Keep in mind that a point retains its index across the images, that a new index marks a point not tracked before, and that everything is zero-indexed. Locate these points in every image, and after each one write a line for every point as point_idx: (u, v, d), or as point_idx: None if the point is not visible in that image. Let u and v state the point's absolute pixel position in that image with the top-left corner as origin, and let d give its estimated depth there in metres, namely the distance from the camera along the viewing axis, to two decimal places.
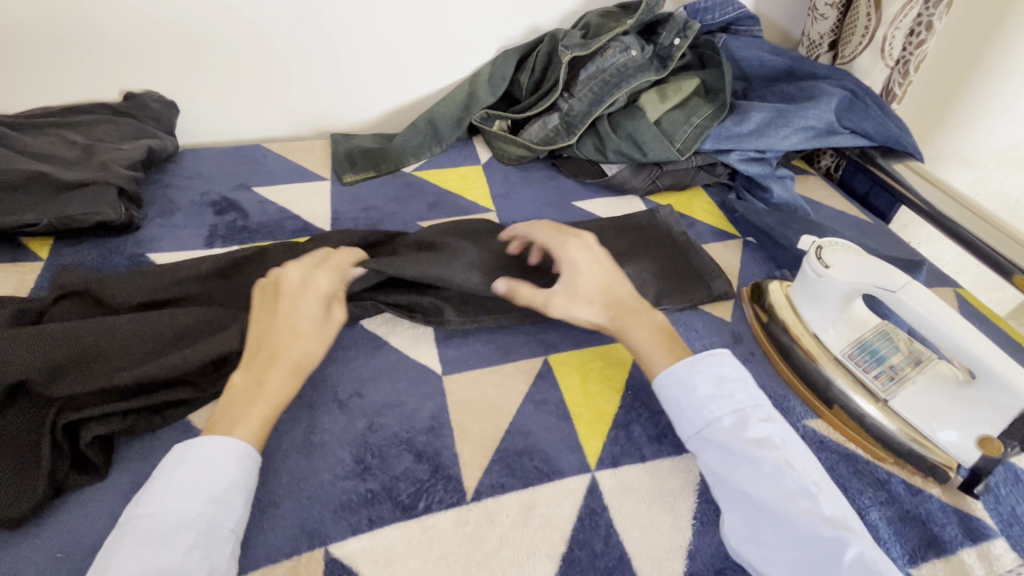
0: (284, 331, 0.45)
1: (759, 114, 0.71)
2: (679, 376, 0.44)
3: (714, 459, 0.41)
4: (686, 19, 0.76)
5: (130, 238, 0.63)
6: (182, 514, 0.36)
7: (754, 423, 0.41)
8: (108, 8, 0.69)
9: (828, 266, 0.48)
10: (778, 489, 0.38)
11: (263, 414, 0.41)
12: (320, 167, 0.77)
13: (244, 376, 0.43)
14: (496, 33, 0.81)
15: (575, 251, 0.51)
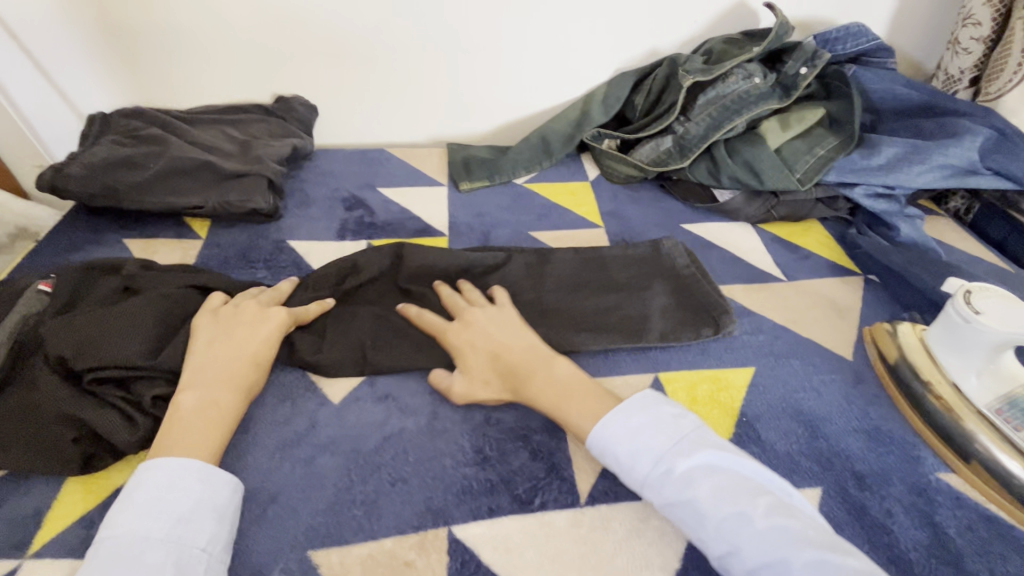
0: (243, 357, 0.47)
1: (891, 148, 0.68)
2: (613, 445, 0.42)
3: (665, 513, 0.40)
4: (816, 48, 0.75)
5: (273, 225, 0.70)
6: (152, 530, 0.36)
7: (672, 460, 0.40)
8: (273, 20, 0.77)
9: (978, 312, 0.45)
10: (722, 526, 0.37)
11: (217, 433, 0.43)
12: (437, 173, 0.82)
13: (194, 399, 0.43)
14: (615, 55, 0.84)
15: (470, 332, 0.51)
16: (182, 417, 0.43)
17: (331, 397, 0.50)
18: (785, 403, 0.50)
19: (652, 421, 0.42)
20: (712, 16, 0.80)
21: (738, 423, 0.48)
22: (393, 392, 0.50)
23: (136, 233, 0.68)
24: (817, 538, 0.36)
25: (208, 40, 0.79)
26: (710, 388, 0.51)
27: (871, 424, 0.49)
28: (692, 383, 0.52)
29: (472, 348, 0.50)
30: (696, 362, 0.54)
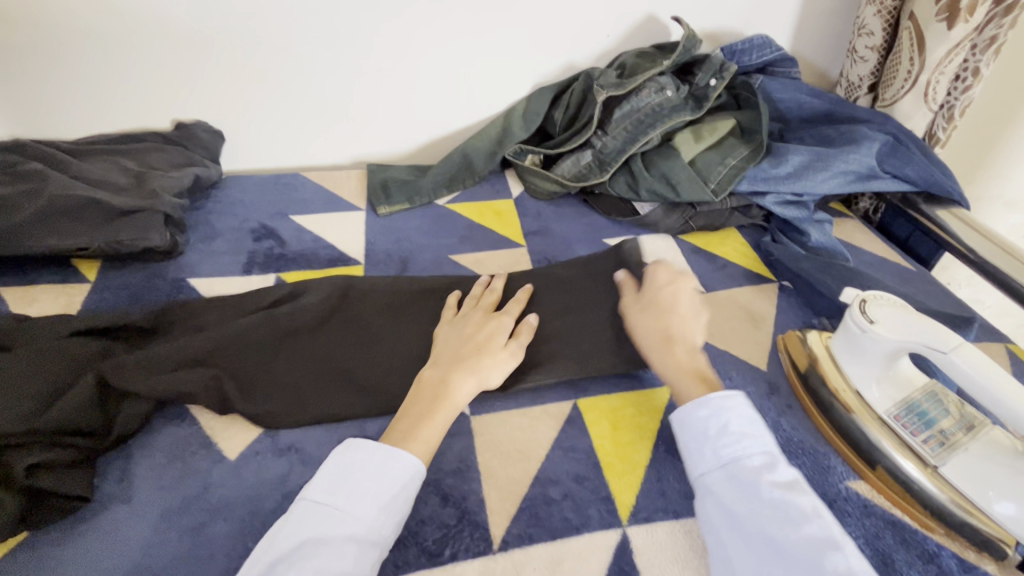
0: (466, 352, 0.49)
1: (797, 156, 0.70)
2: (712, 407, 0.44)
3: (730, 494, 0.40)
4: (723, 60, 0.76)
5: (173, 263, 0.66)
6: (361, 526, 0.38)
7: (779, 465, 0.42)
8: (163, 39, 0.72)
9: (872, 321, 0.46)
10: (800, 535, 0.37)
11: (440, 418, 0.45)
12: (356, 197, 0.79)
13: (436, 374, 0.48)
14: (532, 71, 0.83)
15: (681, 287, 0.54)
16: (435, 395, 0.46)
17: (226, 453, 0.46)
18: None
19: (762, 429, 0.44)
20: (624, 29, 0.81)
21: (655, 446, 0.48)
22: (297, 442, 0.47)
23: (12, 281, 0.62)
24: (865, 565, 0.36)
25: (93, 63, 0.73)
26: (628, 411, 0.51)
27: (784, 436, 0.49)
28: (610, 407, 0.51)
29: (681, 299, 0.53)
30: (615, 385, 0.53)
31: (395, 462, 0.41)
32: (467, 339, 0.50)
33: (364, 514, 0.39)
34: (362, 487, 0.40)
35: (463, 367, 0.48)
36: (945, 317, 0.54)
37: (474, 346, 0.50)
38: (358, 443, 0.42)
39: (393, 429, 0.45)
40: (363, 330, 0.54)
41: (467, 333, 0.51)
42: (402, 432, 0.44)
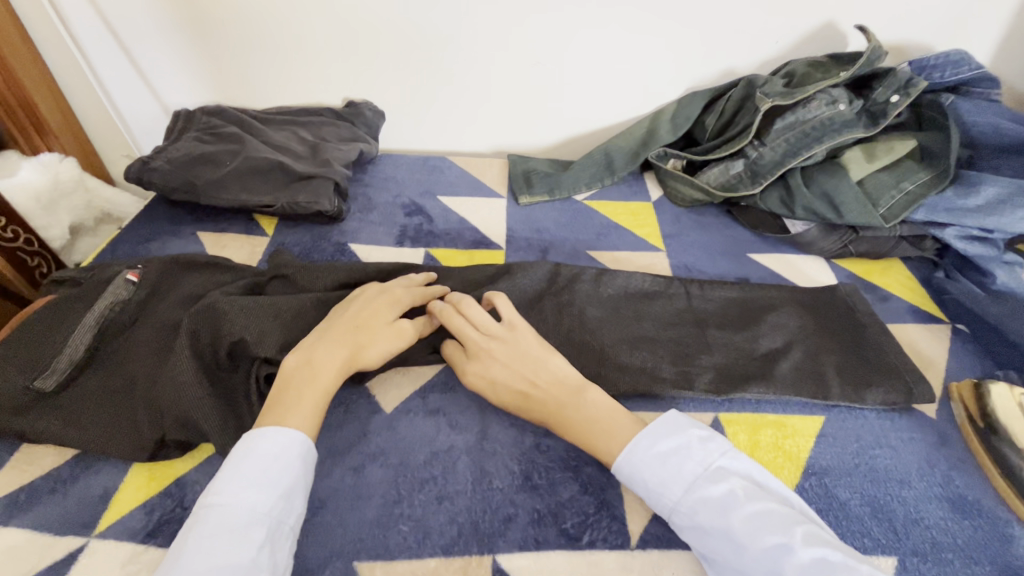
0: (349, 330, 0.47)
1: (993, 188, 0.62)
2: (637, 457, 0.41)
3: (711, 508, 0.37)
4: (910, 76, 0.70)
5: (336, 227, 0.72)
6: (257, 510, 0.36)
7: (726, 478, 0.38)
8: (345, 21, 0.79)
9: None
10: (771, 515, 0.36)
11: (315, 403, 0.43)
12: (497, 184, 0.82)
13: (300, 357, 0.45)
14: (688, 74, 0.81)
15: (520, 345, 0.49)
16: (297, 379, 0.44)
17: (382, 406, 0.50)
18: (857, 459, 0.47)
19: (688, 442, 0.40)
20: (796, 37, 0.76)
21: (805, 476, 0.45)
22: (444, 406, 0.50)
23: (209, 227, 0.71)
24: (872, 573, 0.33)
25: (287, 40, 0.81)
26: (774, 432, 0.48)
27: (956, 492, 0.45)
28: (754, 427, 0.49)
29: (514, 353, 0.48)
30: (761, 406, 0.51)
31: (265, 440, 0.40)
32: (349, 315, 0.49)
33: (259, 502, 0.37)
34: (244, 476, 0.38)
35: (332, 341, 0.46)
36: None
37: (354, 322, 0.48)
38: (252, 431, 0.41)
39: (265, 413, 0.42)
40: None
41: (352, 309, 0.49)
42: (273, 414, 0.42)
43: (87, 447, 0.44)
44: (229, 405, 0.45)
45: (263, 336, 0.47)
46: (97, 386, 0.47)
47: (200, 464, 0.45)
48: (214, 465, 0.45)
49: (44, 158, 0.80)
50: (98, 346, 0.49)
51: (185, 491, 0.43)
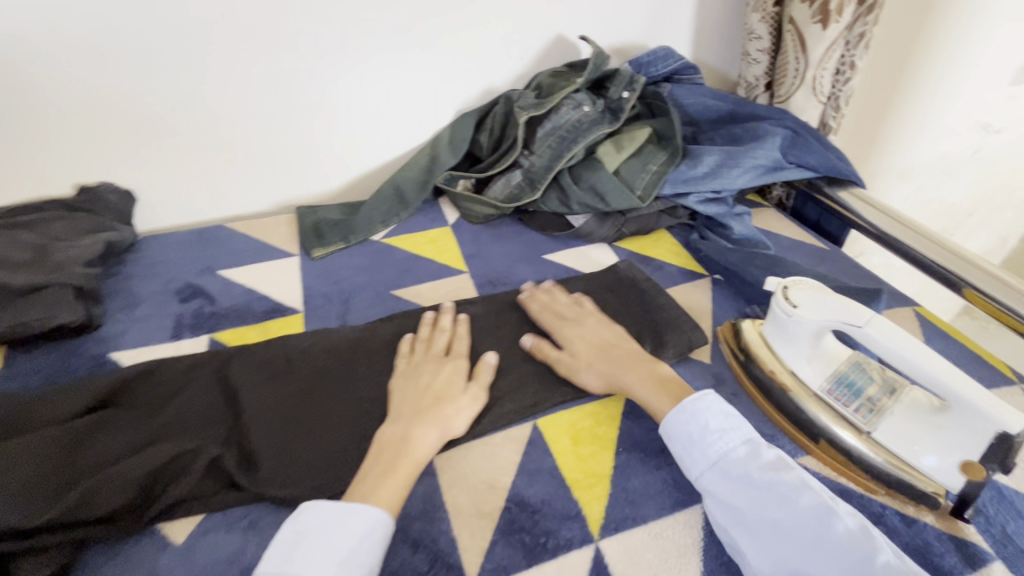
0: (426, 403, 0.49)
1: (710, 157, 0.75)
2: (689, 415, 0.46)
3: (725, 489, 0.42)
4: (631, 74, 0.81)
5: (90, 338, 0.61)
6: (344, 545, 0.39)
7: (761, 449, 0.44)
8: (51, 96, 0.67)
9: (796, 306, 0.50)
10: (770, 484, 0.41)
11: (408, 477, 0.44)
12: (287, 242, 0.76)
13: (396, 430, 0.47)
14: (452, 98, 0.84)
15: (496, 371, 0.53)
16: (391, 450, 0.45)
17: (171, 537, 0.43)
18: (658, 423, 0.52)
19: (723, 420, 0.45)
20: (536, 51, 0.84)
21: (619, 455, 0.48)
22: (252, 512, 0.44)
23: None
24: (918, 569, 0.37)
25: None
26: (588, 423, 0.51)
27: None
28: (570, 424, 0.51)
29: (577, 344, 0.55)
30: (574, 402, 0.53)
31: (354, 516, 0.40)
32: (424, 387, 0.51)
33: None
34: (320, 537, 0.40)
35: (425, 418, 0.48)
36: (857, 292, 0.56)
37: (431, 394, 0.50)
38: (357, 502, 0.41)
39: (355, 485, 0.43)
40: (313, 384, 0.53)
41: (418, 374, 0.52)
42: (366, 488, 0.43)
43: None
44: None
45: None
46: None
47: None
48: None
49: None
50: None
51: None
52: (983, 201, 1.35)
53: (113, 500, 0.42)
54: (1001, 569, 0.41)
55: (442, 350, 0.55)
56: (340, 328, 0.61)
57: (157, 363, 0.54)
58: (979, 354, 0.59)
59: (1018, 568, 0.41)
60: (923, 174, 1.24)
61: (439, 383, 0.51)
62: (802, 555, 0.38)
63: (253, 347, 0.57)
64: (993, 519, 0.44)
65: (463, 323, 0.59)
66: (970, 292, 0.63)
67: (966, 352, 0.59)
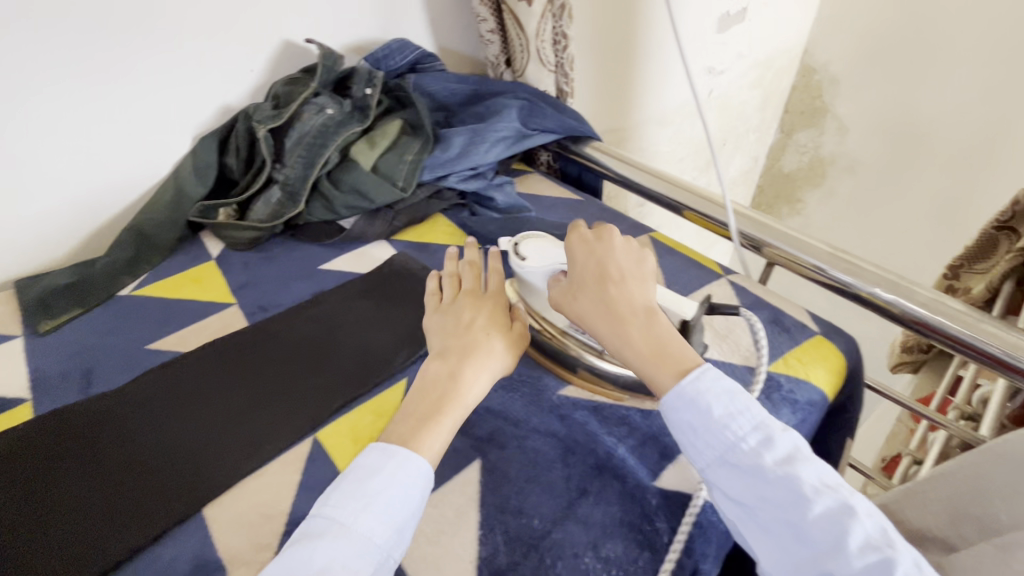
0: (466, 338, 0.49)
1: (459, 137, 0.78)
2: (688, 401, 0.43)
3: (735, 484, 0.41)
4: (369, 70, 0.81)
5: None
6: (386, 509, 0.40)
7: (773, 435, 0.42)
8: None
9: (524, 259, 0.54)
10: (791, 487, 0.39)
11: (452, 419, 0.45)
12: (5, 325, 0.64)
13: (436, 369, 0.47)
14: (182, 124, 0.77)
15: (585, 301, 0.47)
16: (441, 392, 0.46)
17: None
18: None
19: (732, 402, 0.43)
20: (266, 60, 0.80)
21: None
22: None
23: None
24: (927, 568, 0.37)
25: None
26: (369, 419, 0.52)
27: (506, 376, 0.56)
28: (351, 425, 0.52)
29: (607, 274, 0.48)
30: (354, 402, 0.54)
31: (395, 459, 0.42)
32: (461, 325, 0.50)
33: (376, 527, 0.39)
34: (374, 488, 0.40)
35: (466, 355, 0.48)
36: None
37: (476, 331, 0.50)
38: (395, 445, 0.43)
39: (404, 426, 0.44)
40: (47, 475, 0.47)
41: (460, 312, 0.52)
42: (411, 432, 0.44)
43: None
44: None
45: None
46: None
47: None
48: None
49: None
50: None
51: None
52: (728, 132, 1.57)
53: None
54: None
55: (475, 286, 0.54)
56: (82, 399, 0.54)
57: None
58: (697, 260, 0.71)
59: None
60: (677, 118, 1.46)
61: (484, 319, 0.51)
62: (823, 559, 0.38)
63: None
64: None
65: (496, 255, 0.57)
66: (686, 213, 0.80)
67: (688, 261, 0.71)
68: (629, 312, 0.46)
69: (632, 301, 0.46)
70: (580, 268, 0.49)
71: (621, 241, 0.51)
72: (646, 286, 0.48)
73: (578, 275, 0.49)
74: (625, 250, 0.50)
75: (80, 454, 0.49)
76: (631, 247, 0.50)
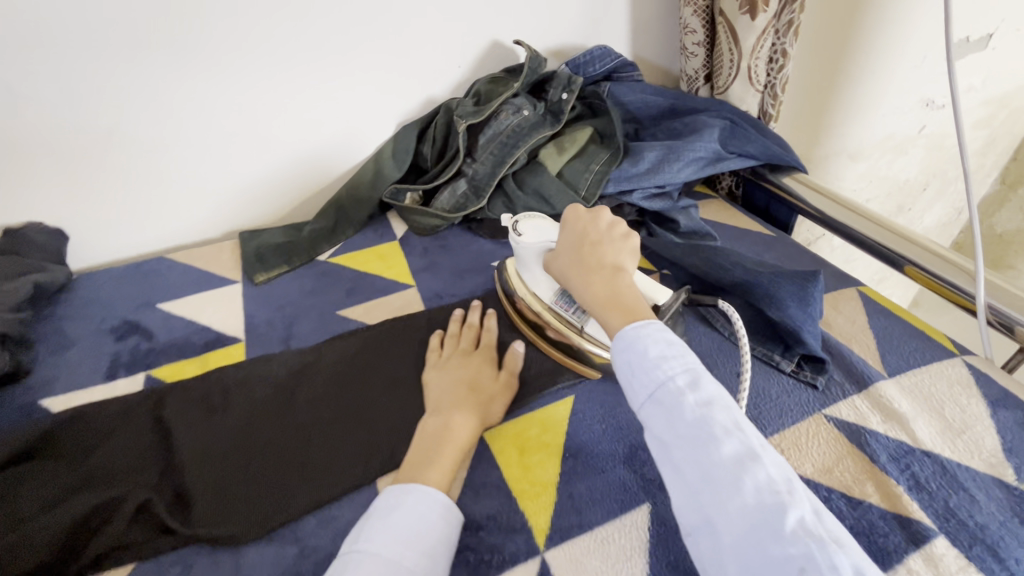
0: (462, 392, 0.51)
1: (652, 152, 0.74)
2: (628, 340, 0.42)
3: (661, 422, 0.39)
4: (569, 74, 0.81)
5: (20, 387, 0.58)
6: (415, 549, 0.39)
7: (704, 382, 0.39)
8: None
9: (520, 234, 0.57)
10: (712, 434, 0.36)
11: (454, 460, 0.46)
12: (229, 269, 0.74)
13: (433, 421, 0.49)
14: (391, 112, 0.83)
15: (561, 255, 0.52)
16: (436, 439, 0.47)
17: None
18: (605, 424, 0.51)
19: (662, 349, 0.41)
20: (473, 58, 0.83)
21: (566, 462, 0.48)
22: (184, 555, 0.42)
23: None
24: (834, 528, 0.33)
25: None
26: (534, 431, 0.50)
27: None
28: (516, 433, 0.50)
29: (585, 241, 0.51)
30: (521, 408, 0.53)
31: (414, 495, 0.42)
32: (456, 380, 0.53)
33: (406, 553, 0.39)
34: (395, 526, 0.40)
35: (461, 406, 0.49)
36: (791, 275, 0.56)
37: (468, 387, 0.52)
38: (410, 483, 0.44)
39: (405, 467, 0.46)
40: (255, 414, 0.52)
41: (455, 368, 0.54)
42: (414, 473, 0.45)
43: None
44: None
45: None
46: None
47: None
48: None
49: None
50: None
51: None
52: (933, 175, 1.32)
53: (28, 563, 0.40)
54: (945, 544, 0.41)
55: (468, 346, 0.57)
56: (284, 351, 0.60)
57: (88, 408, 0.52)
58: (921, 329, 0.60)
59: (962, 544, 0.41)
60: (876, 153, 1.20)
61: (472, 375, 0.53)
62: (723, 501, 0.34)
63: (191, 382, 0.56)
64: (936, 494, 0.44)
65: (475, 315, 0.61)
66: (909, 270, 0.65)
67: (910, 329, 0.60)
68: (596, 269, 0.49)
69: (601, 264, 0.50)
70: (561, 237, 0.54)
71: (613, 217, 0.54)
72: (622, 257, 0.51)
73: (565, 237, 0.53)
74: (614, 230, 0.53)
75: (283, 403, 0.53)
76: (619, 226, 0.53)
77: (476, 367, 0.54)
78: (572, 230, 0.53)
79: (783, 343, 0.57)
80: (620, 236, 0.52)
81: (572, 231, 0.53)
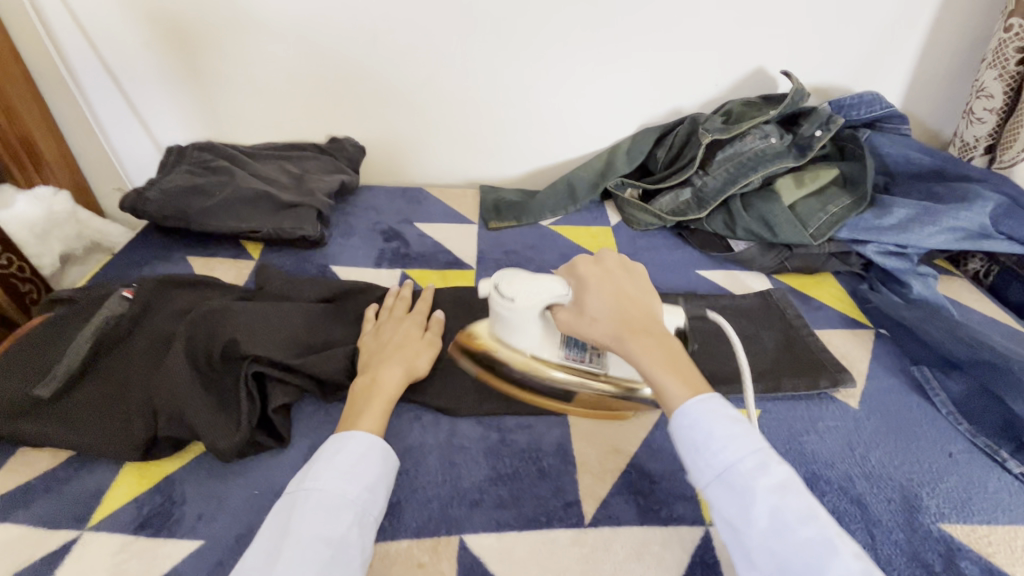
0: (388, 349, 0.53)
1: (902, 210, 0.71)
2: (692, 417, 0.39)
3: (730, 508, 0.37)
4: (830, 114, 0.79)
5: (318, 252, 0.77)
6: (357, 492, 0.41)
7: (773, 463, 0.37)
8: (320, 63, 0.85)
9: (513, 300, 0.50)
10: (789, 521, 0.35)
11: (385, 408, 0.47)
12: (470, 212, 0.88)
13: (363, 378, 0.50)
14: (639, 113, 0.90)
15: (596, 308, 0.46)
16: (363, 393, 0.48)
17: None
18: (788, 445, 0.52)
19: (729, 425, 0.39)
20: (733, 80, 0.87)
21: None
22: (416, 408, 0.54)
23: (198, 252, 0.76)
24: None
25: (275, 91, 0.88)
26: None
27: (872, 469, 0.50)
28: None
29: (607, 295, 0.47)
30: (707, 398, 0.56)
31: (356, 440, 0.43)
32: (381, 341, 0.54)
33: (350, 488, 0.40)
34: (338, 468, 0.41)
35: (388, 360, 0.51)
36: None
37: (394, 346, 0.53)
38: (345, 430, 0.45)
39: (342, 420, 0.46)
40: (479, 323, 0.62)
41: (380, 332, 0.55)
42: (351, 421, 0.46)
43: (83, 448, 0.46)
44: (219, 401, 0.49)
45: (255, 338, 0.52)
46: (92, 394, 0.50)
47: (189, 462, 0.48)
48: (203, 463, 0.48)
49: (39, 191, 0.82)
50: (95, 355, 0.52)
51: (173, 487, 0.46)
52: None
53: (336, 368, 0.52)
54: None
55: (400, 312, 0.59)
56: None
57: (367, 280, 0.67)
58: None
59: None
60: None
61: (405, 338, 0.55)
62: None
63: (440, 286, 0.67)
64: None
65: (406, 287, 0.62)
66: None
67: None
68: (643, 328, 0.45)
69: (647, 322, 0.45)
70: (584, 293, 0.48)
71: (622, 261, 0.50)
72: (654, 306, 0.48)
73: (586, 290, 0.47)
74: (636, 280, 0.49)
75: None
76: (631, 270, 0.50)
77: (408, 329, 0.56)
78: (591, 281, 0.48)
79: (1016, 442, 0.52)
80: (637, 284, 0.49)
81: (595, 283, 0.48)
